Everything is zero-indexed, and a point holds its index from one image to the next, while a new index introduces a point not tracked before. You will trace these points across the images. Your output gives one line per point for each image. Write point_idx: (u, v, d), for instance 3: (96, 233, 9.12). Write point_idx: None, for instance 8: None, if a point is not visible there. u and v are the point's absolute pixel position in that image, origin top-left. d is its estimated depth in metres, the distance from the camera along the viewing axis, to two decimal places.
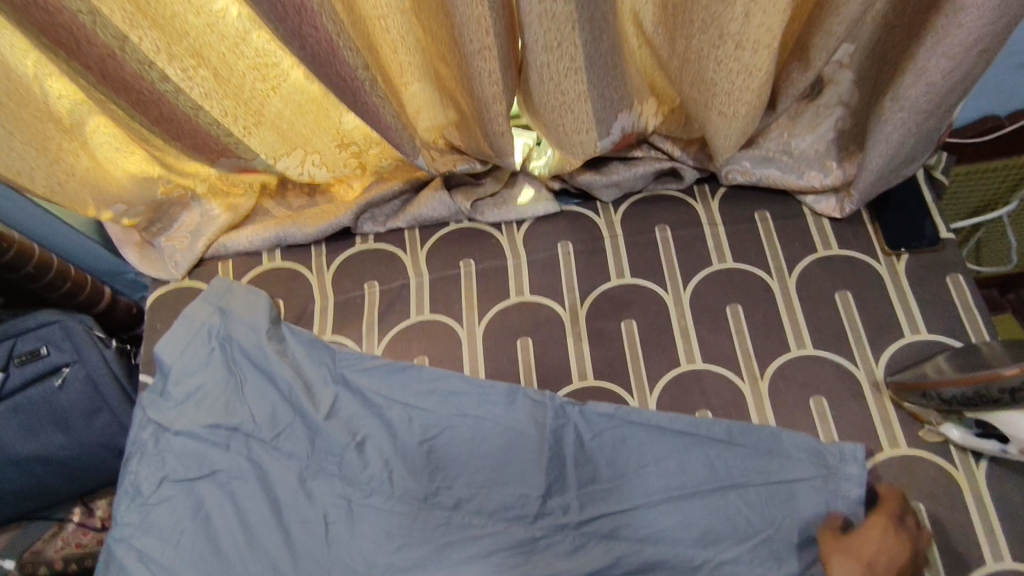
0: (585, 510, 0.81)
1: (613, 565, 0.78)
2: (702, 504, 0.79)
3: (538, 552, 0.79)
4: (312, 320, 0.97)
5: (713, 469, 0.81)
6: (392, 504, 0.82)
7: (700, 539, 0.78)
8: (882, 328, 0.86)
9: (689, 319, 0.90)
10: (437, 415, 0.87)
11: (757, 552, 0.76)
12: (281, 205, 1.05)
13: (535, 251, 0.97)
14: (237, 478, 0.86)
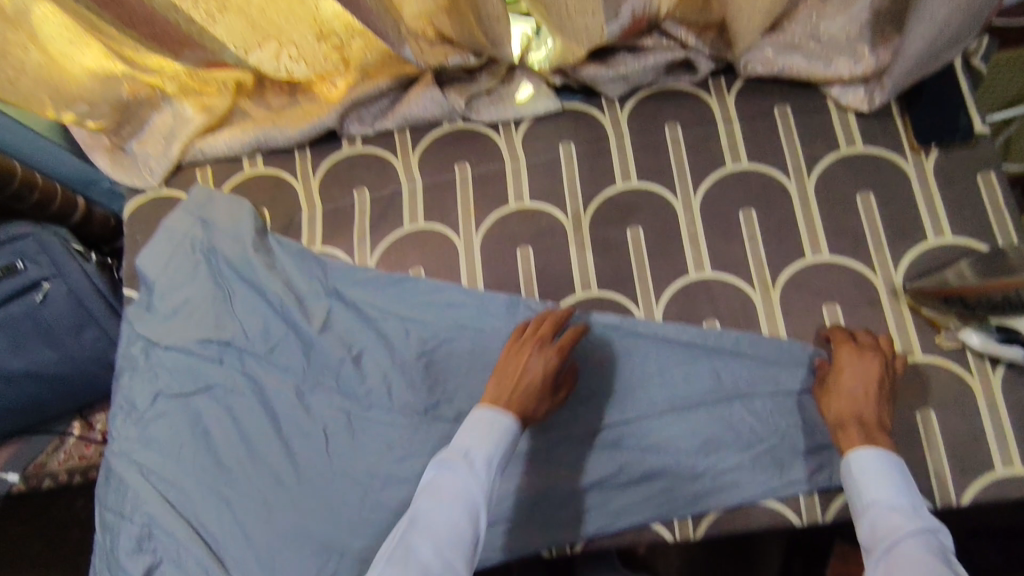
0: (589, 421, 0.79)
1: (616, 474, 0.78)
2: (707, 416, 0.78)
3: (539, 463, 0.79)
4: (300, 231, 0.92)
5: (722, 379, 0.79)
6: (392, 417, 0.81)
7: (702, 447, 0.78)
8: (904, 231, 0.81)
9: (699, 224, 0.85)
10: (437, 329, 0.83)
11: (758, 459, 0.77)
12: (260, 105, 0.96)
13: (536, 153, 0.90)
14: (233, 393, 0.84)
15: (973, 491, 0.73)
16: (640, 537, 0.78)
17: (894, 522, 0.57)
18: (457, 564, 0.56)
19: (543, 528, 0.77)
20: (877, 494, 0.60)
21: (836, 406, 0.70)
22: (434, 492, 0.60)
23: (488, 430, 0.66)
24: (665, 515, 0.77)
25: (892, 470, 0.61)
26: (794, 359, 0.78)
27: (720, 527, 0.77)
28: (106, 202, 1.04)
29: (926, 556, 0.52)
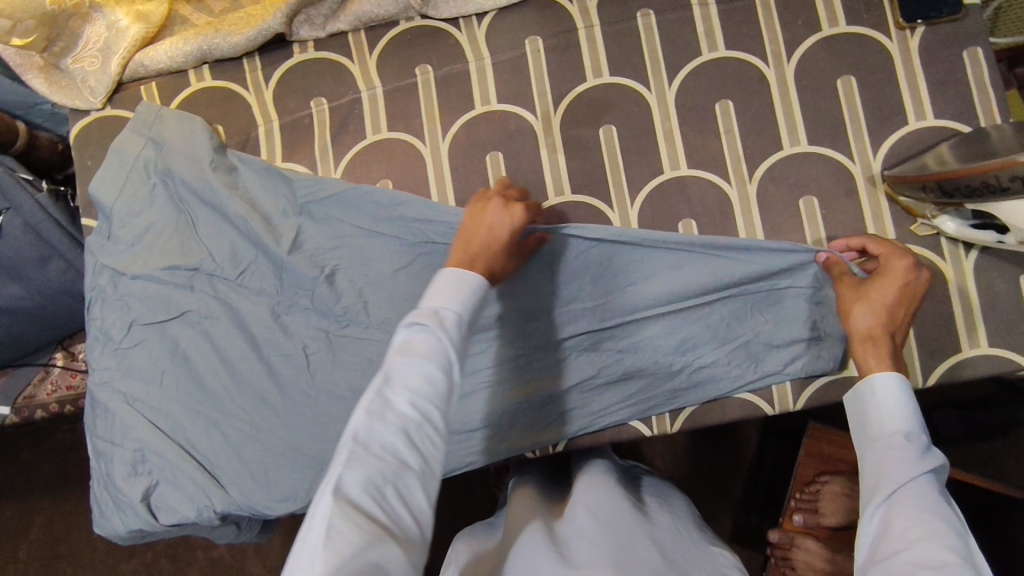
0: (567, 327, 0.79)
1: (593, 377, 0.79)
2: (686, 315, 0.78)
3: (522, 376, 0.79)
4: (259, 147, 0.88)
5: (703, 280, 0.77)
6: (371, 333, 0.81)
7: (680, 346, 0.79)
8: (885, 116, 0.78)
9: (675, 119, 0.81)
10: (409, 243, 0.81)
11: (734, 355, 0.78)
12: (200, 11, 0.92)
13: (501, 50, 0.85)
14: (209, 318, 0.83)
15: (939, 374, 0.75)
16: (617, 437, 0.82)
17: (904, 453, 0.55)
18: (433, 412, 0.53)
19: (528, 433, 0.80)
20: (891, 424, 0.58)
21: (875, 313, 0.66)
22: (405, 348, 0.55)
23: (456, 286, 0.60)
24: (646, 413, 0.80)
25: (907, 402, 0.58)
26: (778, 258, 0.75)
27: (696, 421, 0.81)
28: (53, 126, 0.97)
29: (930, 496, 0.52)
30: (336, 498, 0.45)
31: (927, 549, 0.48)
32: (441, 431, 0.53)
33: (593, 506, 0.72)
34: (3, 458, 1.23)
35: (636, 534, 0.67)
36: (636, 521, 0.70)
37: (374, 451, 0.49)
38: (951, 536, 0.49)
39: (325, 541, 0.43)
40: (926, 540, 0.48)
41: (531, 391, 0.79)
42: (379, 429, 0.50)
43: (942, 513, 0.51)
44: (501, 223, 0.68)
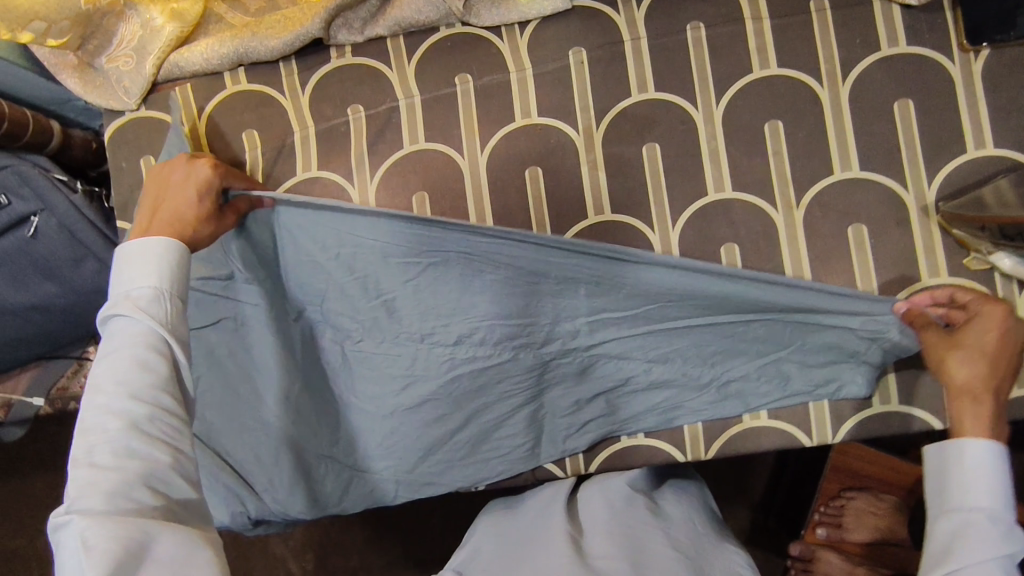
0: (596, 335, 0.78)
1: (623, 384, 0.80)
2: (717, 338, 0.76)
3: (554, 381, 0.80)
4: (294, 154, 0.86)
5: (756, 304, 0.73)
6: (384, 347, 0.78)
7: (711, 360, 0.78)
8: (943, 143, 0.75)
9: (722, 139, 0.79)
10: (410, 250, 0.75)
11: (767, 370, 0.77)
12: (236, 10, 0.89)
13: (544, 62, 0.82)
14: (230, 339, 0.80)
15: None
16: (651, 458, 0.81)
17: (985, 528, 0.57)
18: (160, 397, 0.52)
19: (555, 438, 0.82)
20: (981, 499, 0.59)
21: (973, 367, 0.65)
22: (107, 346, 0.53)
23: (140, 262, 0.57)
24: (672, 422, 0.79)
25: (1000, 476, 0.60)
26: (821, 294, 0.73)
27: (730, 449, 0.79)
28: (85, 120, 0.95)
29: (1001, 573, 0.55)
30: (80, 516, 0.45)
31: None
32: (178, 414, 0.53)
33: (611, 503, 0.74)
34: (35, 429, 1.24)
35: (654, 538, 0.68)
36: (651, 519, 0.71)
37: (103, 465, 0.48)
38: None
39: (84, 553, 0.43)
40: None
41: (560, 396, 0.80)
42: (102, 441, 0.49)
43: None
44: (186, 184, 0.69)
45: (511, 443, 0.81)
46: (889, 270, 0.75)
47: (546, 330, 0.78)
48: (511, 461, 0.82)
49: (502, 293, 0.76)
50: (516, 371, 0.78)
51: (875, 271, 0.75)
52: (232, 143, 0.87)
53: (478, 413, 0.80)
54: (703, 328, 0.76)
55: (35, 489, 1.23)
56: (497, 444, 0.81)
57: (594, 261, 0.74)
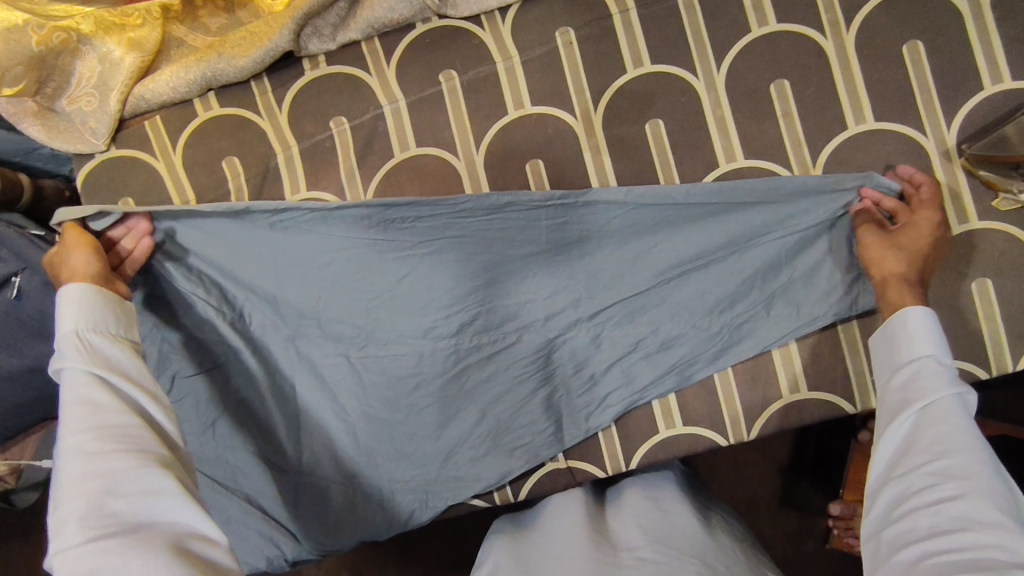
0: (596, 300, 0.76)
1: (633, 349, 0.77)
2: (702, 274, 0.75)
3: (560, 357, 0.78)
4: (280, 177, 0.81)
5: (733, 236, 0.73)
6: (394, 347, 0.76)
7: (716, 307, 0.75)
8: (958, 83, 0.72)
9: (727, 106, 0.75)
10: (361, 236, 0.71)
11: (775, 306, 0.75)
12: (197, 31, 0.85)
13: (530, 47, 0.78)
14: (228, 383, 0.77)
15: None
16: (694, 446, 0.78)
17: (929, 373, 0.57)
18: (117, 420, 0.55)
19: (577, 419, 0.79)
20: (921, 348, 0.59)
21: (903, 257, 0.68)
22: (69, 406, 0.55)
23: (68, 306, 0.59)
24: (689, 378, 0.77)
25: (930, 326, 0.60)
26: (800, 203, 0.72)
27: (772, 425, 0.77)
28: (53, 167, 0.90)
29: (970, 428, 0.53)
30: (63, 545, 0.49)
31: (975, 477, 0.50)
32: (138, 427, 0.56)
33: (640, 512, 0.73)
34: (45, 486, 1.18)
35: (689, 538, 0.66)
36: (684, 526, 0.69)
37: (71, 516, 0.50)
38: (984, 455, 0.51)
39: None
40: (953, 451, 0.52)
41: (571, 372, 0.79)
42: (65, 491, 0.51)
43: (969, 427, 0.53)
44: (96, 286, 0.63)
45: (532, 429, 0.79)
46: None
47: (498, 299, 0.76)
48: (535, 450, 0.79)
49: (452, 273, 0.74)
50: (515, 353, 0.77)
51: None
52: (213, 173, 0.82)
53: (444, 404, 0.78)
54: (677, 277, 0.75)
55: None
56: (517, 433, 0.79)
57: (532, 213, 0.73)
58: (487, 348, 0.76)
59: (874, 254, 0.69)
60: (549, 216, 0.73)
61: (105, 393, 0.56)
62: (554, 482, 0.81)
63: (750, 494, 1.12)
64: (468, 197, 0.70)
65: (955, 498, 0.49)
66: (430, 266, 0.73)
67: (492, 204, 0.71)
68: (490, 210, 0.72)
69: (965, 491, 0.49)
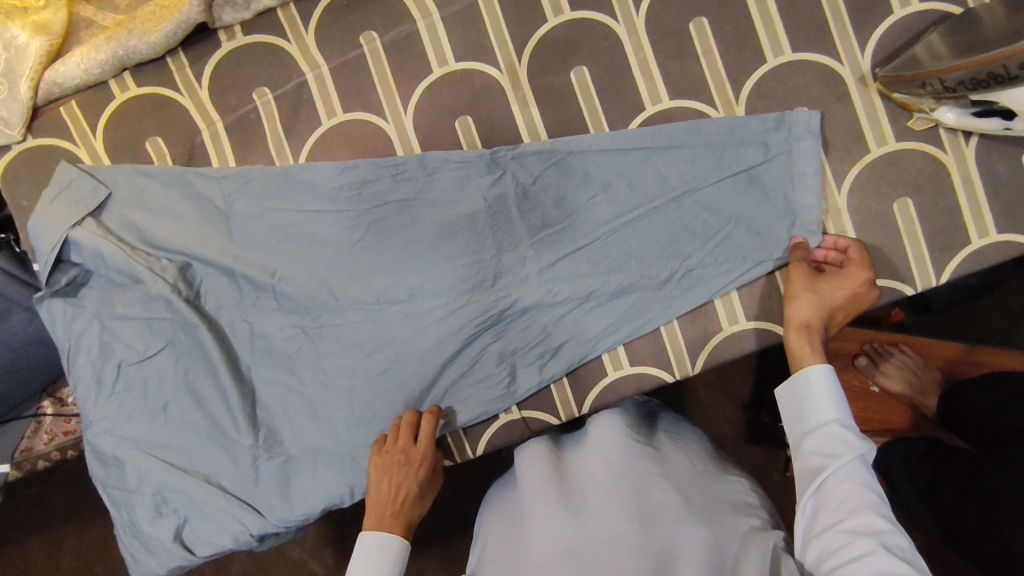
0: (542, 257, 0.76)
1: (585, 301, 0.77)
2: (646, 220, 0.75)
3: (513, 317, 0.77)
4: (208, 155, 0.80)
5: (665, 179, 0.75)
6: (348, 317, 0.77)
7: (664, 253, 0.75)
8: (869, 9, 0.73)
9: (649, 48, 0.75)
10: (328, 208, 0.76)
11: (721, 248, 0.75)
12: (105, 10, 0.82)
13: (449, 3, 0.77)
14: (187, 362, 0.78)
15: (953, 268, 0.74)
16: (643, 385, 0.79)
17: (838, 438, 0.63)
18: None
19: (531, 371, 0.78)
20: (826, 412, 0.65)
21: (817, 306, 0.69)
22: None
23: None
24: (642, 329, 0.77)
25: (836, 385, 0.66)
26: (728, 142, 0.74)
27: (718, 358, 0.77)
28: None
29: (873, 491, 0.59)
30: None
31: (880, 533, 0.56)
32: None
33: (603, 456, 0.72)
34: (16, 494, 1.16)
35: (649, 481, 0.68)
36: (646, 467, 0.70)
37: None
38: (885, 513, 0.58)
39: None
40: (863, 510, 0.58)
41: (523, 329, 0.78)
42: None
43: (874, 492, 0.59)
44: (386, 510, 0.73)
45: (485, 387, 0.79)
46: (839, 147, 0.74)
47: (434, 270, 0.75)
48: (490, 402, 0.79)
49: (397, 241, 0.76)
50: (467, 314, 0.76)
51: (826, 150, 0.74)
52: (138, 155, 0.80)
53: (399, 373, 0.77)
54: (620, 225, 0.75)
55: (30, 553, 1.16)
56: (471, 393, 0.79)
57: (472, 167, 0.76)
58: (439, 312, 0.76)
59: (793, 290, 0.70)
60: (482, 172, 0.76)
61: None
62: (510, 433, 0.81)
63: (715, 433, 1.15)
64: (404, 159, 0.76)
65: (869, 553, 0.55)
66: (373, 235, 0.76)
67: (428, 166, 0.76)
68: (428, 173, 0.76)
69: (875, 545, 0.55)
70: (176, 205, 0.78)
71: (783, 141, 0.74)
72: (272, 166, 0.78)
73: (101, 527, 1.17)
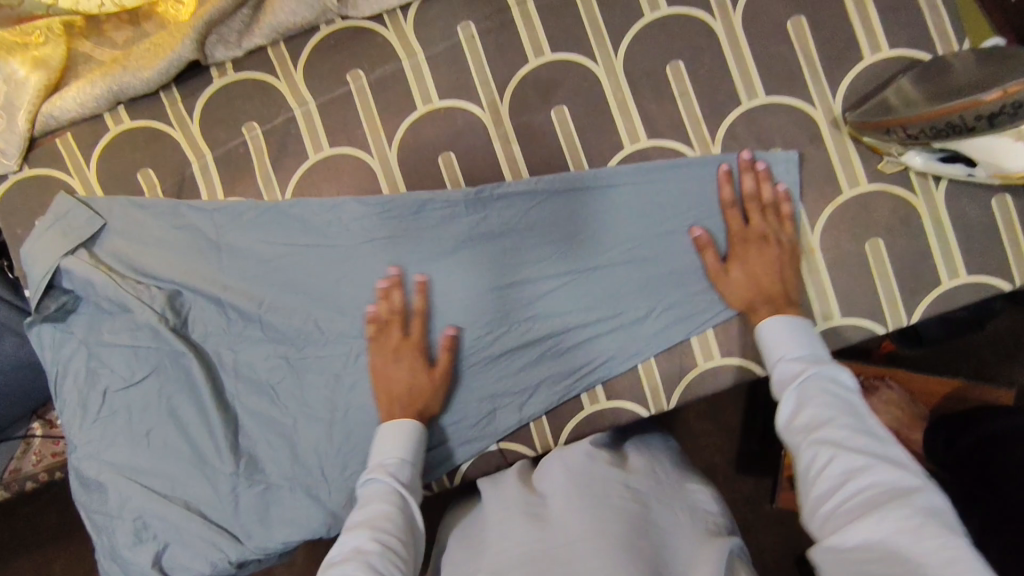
0: (523, 295, 0.78)
1: (564, 335, 0.79)
2: (624, 260, 0.77)
3: (493, 354, 0.79)
4: (197, 187, 0.82)
5: (644, 222, 0.77)
6: (333, 346, 0.79)
7: (641, 291, 0.78)
8: (840, 55, 0.75)
9: (627, 89, 0.77)
10: (314, 243, 0.79)
11: (695, 288, 0.77)
12: (103, 46, 0.85)
13: (433, 43, 0.79)
14: (169, 390, 0.80)
15: (925, 308, 0.75)
16: (619, 419, 0.80)
17: (800, 367, 0.64)
18: (406, 496, 0.67)
19: (510, 408, 0.80)
20: (782, 352, 0.66)
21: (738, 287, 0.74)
22: (364, 503, 0.66)
23: (393, 432, 0.73)
24: (620, 364, 0.78)
25: (791, 327, 0.67)
26: (701, 182, 0.76)
27: (692, 394, 0.78)
28: None
29: (840, 401, 0.59)
30: (366, 533, 0.62)
31: (846, 440, 0.56)
32: (388, 479, 0.68)
33: (568, 473, 0.72)
34: (5, 514, 1.17)
35: (608, 488, 0.68)
36: (610, 483, 0.69)
37: (383, 498, 0.66)
38: (849, 417, 0.58)
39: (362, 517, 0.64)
40: (815, 435, 0.58)
41: (502, 367, 0.79)
42: (352, 538, 0.62)
43: (843, 399, 0.60)
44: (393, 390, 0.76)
45: (466, 424, 0.80)
46: (812, 188, 0.76)
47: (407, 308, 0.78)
48: (469, 435, 0.80)
49: (381, 276, 0.78)
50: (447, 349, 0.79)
51: (801, 190, 0.76)
52: (129, 186, 0.82)
53: (380, 406, 0.79)
54: (596, 268, 0.78)
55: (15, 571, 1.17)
56: (451, 427, 0.80)
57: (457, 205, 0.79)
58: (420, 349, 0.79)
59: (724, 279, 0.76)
60: (465, 212, 0.78)
61: (395, 510, 0.66)
62: (487, 464, 0.82)
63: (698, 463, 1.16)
64: (390, 198, 0.79)
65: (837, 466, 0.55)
66: (358, 273, 0.79)
67: (414, 205, 0.79)
68: (414, 212, 0.78)
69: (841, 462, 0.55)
70: (168, 237, 0.80)
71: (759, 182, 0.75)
72: (261, 201, 0.80)
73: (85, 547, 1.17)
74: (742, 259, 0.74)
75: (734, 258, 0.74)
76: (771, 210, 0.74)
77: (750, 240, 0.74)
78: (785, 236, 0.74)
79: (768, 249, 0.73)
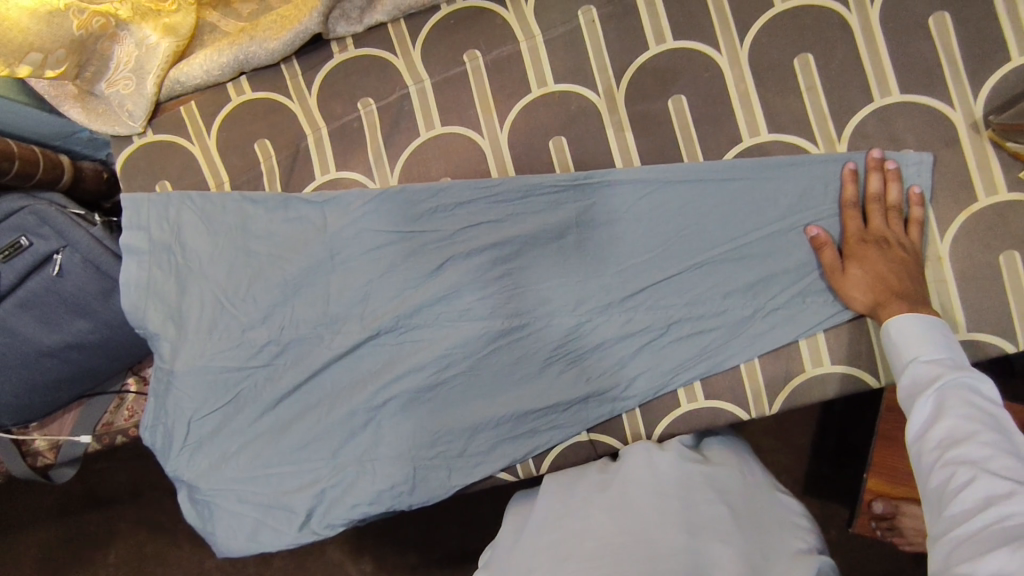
0: (627, 285, 0.77)
1: (666, 329, 0.77)
2: (731, 257, 0.75)
3: (591, 342, 0.78)
4: (308, 157, 0.84)
5: (760, 224, 0.75)
6: (432, 321, 0.79)
7: (749, 289, 0.75)
8: (986, 55, 0.71)
9: (751, 81, 0.75)
10: (418, 221, 0.79)
11: (807, 289, 0.74)
12: (229, 17, 0.87)
13: (553, 26, 0.79)
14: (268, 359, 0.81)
15: None
16: (715, 420, 0.77)
17: (933, 372, 0.60)
18: None
19: (604, 400, 0.78)
20: (915, 355, 0.63)
21: (859, 278, 0.70)
22: None
23: None
24: (723, 364, 0.76)
25: (925, 330, 0.64)
26: (820, 180, 0.74)
27: (794, 401, 0.75)
28: (92, 152, 0.95)
29: (983, 416, 0.55)
30: None
31: (988, 460, 0.51)
32: None
33: (654, 471, 0.71)
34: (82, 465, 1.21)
35: (692, 488, 0.69)
36: (695, 482, 0.70)
37: None
38: (993, 435, 0.53)
39: None
40: (948, 448, 0.54)
41: (600, 357, 0.78)
42: None
43: (984, 416, 0.55)
44: None
45: (560, 414, 0.79)
46: (943, 193, 0.72)
47: (512, 293, 0.78)
48: (560, 423, 0.79)
49: (485, 255, 0.78)
50: (544, 337, 0.78)
51: (932, 195, 0.72)
52: (245, 154, 0.84)
53: (475, 387, 0.79)
54: (704, 262, 0.75)
55: (88, 522, 1.21)
56: (544, 413, 0.79)
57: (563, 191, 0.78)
58: (516, 330, 0.78)
59: (840, 276, 0.71)
60: (577, 198, 0.77)
61: None
62: (575, 454, 0.80)
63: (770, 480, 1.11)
64: (498, 180, 0.78)
65: (971, 481, 0.51)
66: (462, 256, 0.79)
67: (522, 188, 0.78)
68: (522, 194, 0.78)
69: (978, 476, 0.51)
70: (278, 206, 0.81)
71: (885, 187, 0.72)
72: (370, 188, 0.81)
73: (152, 507, 1.20)
74: (862, 259, 0.70)
75: (853, 257, 0.70)
76: (895, 212, 0.71)
77: (869, 241, 0.70)
78: (908, 240, 0.70)
79: (889, 251, 0.70)
